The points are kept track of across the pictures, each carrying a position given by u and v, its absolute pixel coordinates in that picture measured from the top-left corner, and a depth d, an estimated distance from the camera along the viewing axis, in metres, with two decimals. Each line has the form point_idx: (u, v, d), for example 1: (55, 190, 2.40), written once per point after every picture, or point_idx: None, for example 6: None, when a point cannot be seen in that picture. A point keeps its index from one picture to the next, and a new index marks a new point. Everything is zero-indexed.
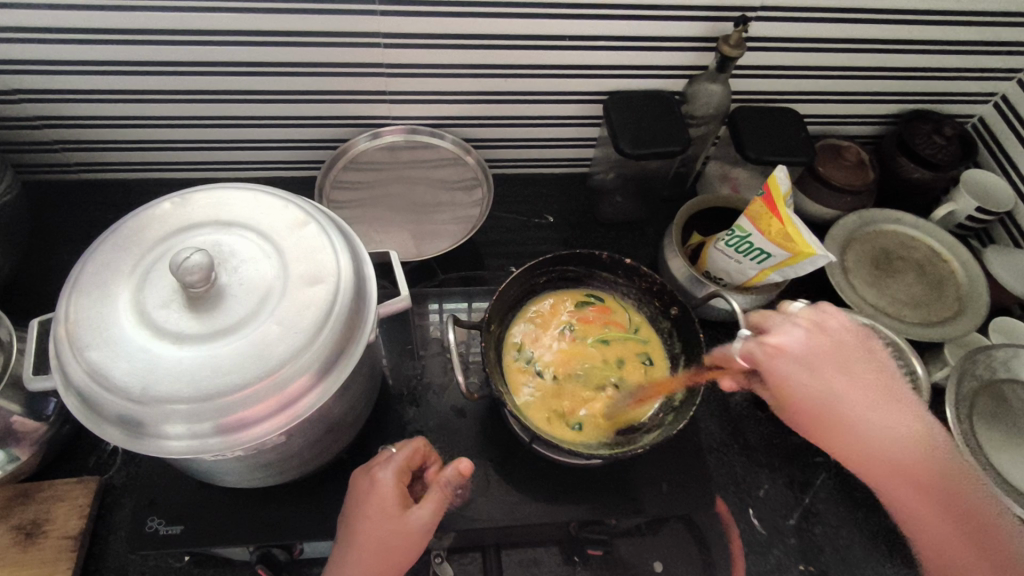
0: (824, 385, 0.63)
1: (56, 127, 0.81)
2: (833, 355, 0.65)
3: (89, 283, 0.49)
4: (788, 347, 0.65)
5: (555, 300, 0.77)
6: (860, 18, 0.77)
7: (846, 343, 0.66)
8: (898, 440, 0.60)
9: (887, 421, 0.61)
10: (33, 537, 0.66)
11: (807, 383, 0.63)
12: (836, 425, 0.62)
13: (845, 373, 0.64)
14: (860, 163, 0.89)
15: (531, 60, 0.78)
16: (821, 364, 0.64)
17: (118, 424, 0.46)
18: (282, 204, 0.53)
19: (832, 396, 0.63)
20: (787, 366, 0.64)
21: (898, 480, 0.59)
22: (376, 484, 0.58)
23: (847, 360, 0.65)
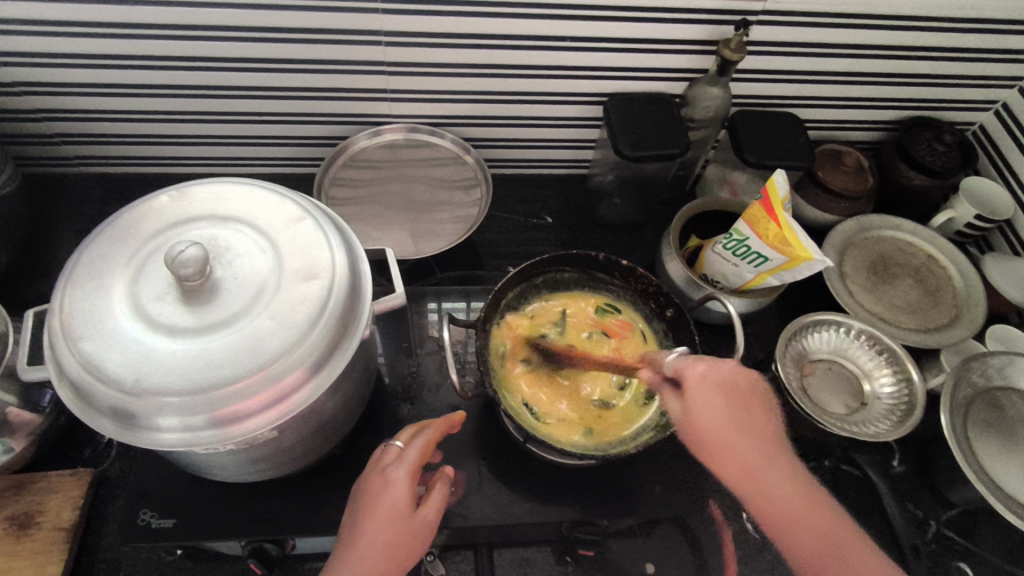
0: (734, 434, 0.61)
1: (56, 119, 0.81)
2: (736, 406, 0.62)
3: (84, 275, 0.49)
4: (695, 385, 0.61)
5: (562, 298, 0.76)
6: (862, 23, 0.77)
7: (747, 390, 0.63)
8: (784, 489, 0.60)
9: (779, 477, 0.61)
10: (25, 528, 0.66)
11: (716, 428, 0.60)
12: (739, 467, 0.60)
13: (748, 420, 0.62)
14: (860, 168, 0.89)
15: (532, 60, 0.79)
16: (733, 416, 0.61)
17: (110, 415, 0.47)
18: (279, 200, 0.54)
19: (742, 443, 0.61)
20: (699, 399, 0.61)
21: (795, 522, 0.59)
22: (390, 482, 0.57)
23: (741, 411, 0.62)
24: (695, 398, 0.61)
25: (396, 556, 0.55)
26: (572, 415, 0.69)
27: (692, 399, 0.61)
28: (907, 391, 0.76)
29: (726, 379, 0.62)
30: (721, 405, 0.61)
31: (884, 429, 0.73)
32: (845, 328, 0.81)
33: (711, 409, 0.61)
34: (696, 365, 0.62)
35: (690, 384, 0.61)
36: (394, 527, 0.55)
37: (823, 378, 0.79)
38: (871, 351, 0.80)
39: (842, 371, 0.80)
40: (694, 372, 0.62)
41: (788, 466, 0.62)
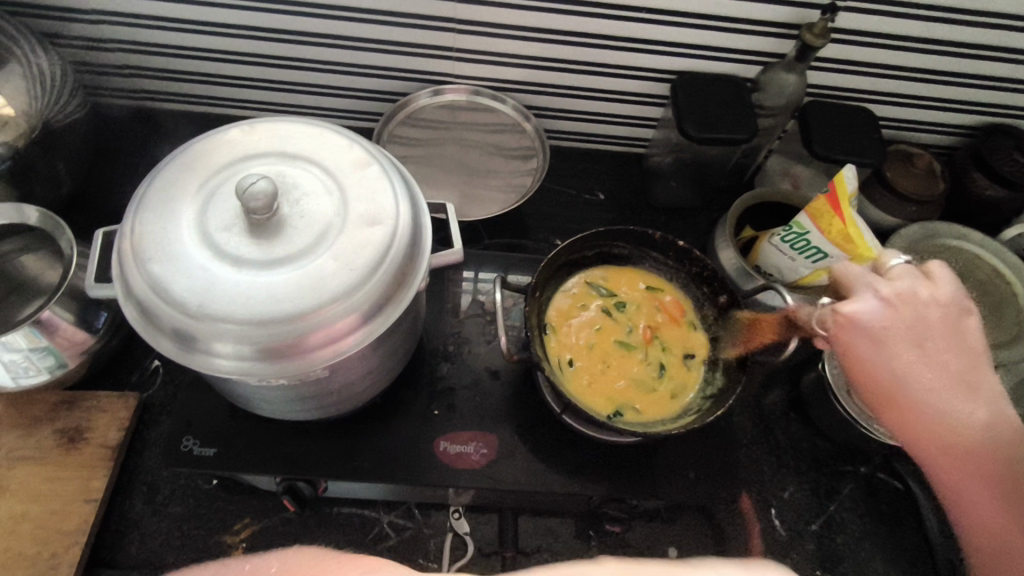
0: (907, 361, 0.51)
1: (128, 51, 0.83)
2: (914, 327, 0.52)
3: (156, 199, 0.50)
4: (863, 318, 0.52)
5: (622, 272, 0.76)
6: (956, 19, 0.73)
7: (919, 310, 0.52)
8: (969, 424, 0.49)
9: (964, 398, 0.50)
10: (74, 442, 0.68)
11: (887, 361, 0.52)
12: (911, 401, 0.51)
13: (933, 348, 0.51)
14: (931, 172, 0.86)
15: (603, 30, 0.77)
16: (903, 336, 0.52)
17: (171, 337, 0.48)
18: (347, 143, 0.54)
19: (915, 376, 0.51)
20: (858, 337, 0.53)
21: (969, 464, 0.49)
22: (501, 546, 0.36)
23: (930, 330, 0.52)
24: (846, 340, 0.53)
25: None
26: (608, 388, 0.69)
27: (848, 341, 0.53)
28: None
29: (891, 304, 0.52)
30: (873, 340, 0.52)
31: None
32: None
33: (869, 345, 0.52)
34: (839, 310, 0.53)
35: (839, 332, 0.54)
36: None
37: None
38: None
39: None
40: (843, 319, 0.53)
41: (985, 409, 0.50)
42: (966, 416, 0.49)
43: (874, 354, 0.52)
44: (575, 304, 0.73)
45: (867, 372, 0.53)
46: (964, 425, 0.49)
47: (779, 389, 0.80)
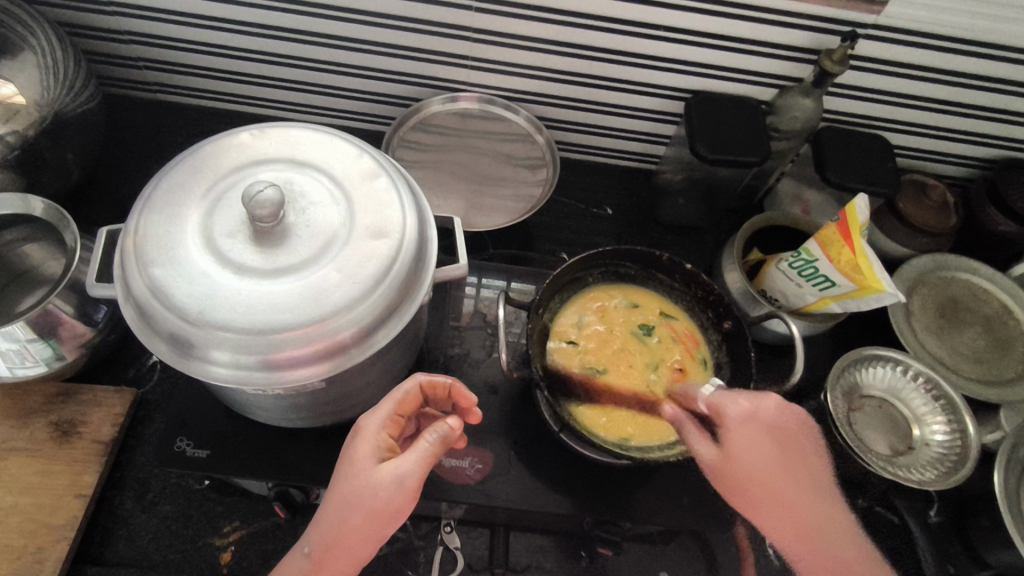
0: (787, 478, 0.55)
1: (142, 44, 0.82)
2: (790, 449, 0.57)
3: (161, 201, 0.49)
4: (742, 413, 0.57)
5: (642, 295, 0.76)
6: (979, 52, 0.72)
7: (800, 433, 0.58)
8: (840, 541, 0.54)
9: (837, 525, 0.55)
10: (68, 436, 0.68)
11: (767, 472, 0.54)
12: (797, 519, 0.54)
13: (800, 469, 0.57)
14: (944, 205, 0.84)
15: (620, 45, 0.76)
16: (790, 461, 0.56)
17: (169, 341, 0.47)
18: (356, 153, 0.53)
19: (784, 481, 0.55)
20: (744, 442, 0.56)
21: (813, 535, 0.54)
22: (359, 430, 0.56)
23: (797, 461, 0.57)
24: (734, 441, 0.56)
25: (346, 540, 0.50)
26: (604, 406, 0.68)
27: (732, 443, 0.56)
28: (960, 442, 0.73)
29: (773, 428, 0.57)
30: (770, 449, 0.56)
31: (929, 477, 0.71)
32: (902, 367, 0.78)
33: (763, 458, 0.55)
34: (739, 402, 0.58)
35: (733, 425, 0.57)
36: (345, 490, 0.52)
37: (870, 415, 0.77)
38: (927, 397, 0.76)
39: (892, 412, 0.77)
40: (738, 411, 0.57)
41: (844, 529, 0.55)
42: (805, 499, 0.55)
43: (763, 457, 0.55)
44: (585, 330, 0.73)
45: (750, 485, 0.54)
46: (846, 538, 0.54)
47: None
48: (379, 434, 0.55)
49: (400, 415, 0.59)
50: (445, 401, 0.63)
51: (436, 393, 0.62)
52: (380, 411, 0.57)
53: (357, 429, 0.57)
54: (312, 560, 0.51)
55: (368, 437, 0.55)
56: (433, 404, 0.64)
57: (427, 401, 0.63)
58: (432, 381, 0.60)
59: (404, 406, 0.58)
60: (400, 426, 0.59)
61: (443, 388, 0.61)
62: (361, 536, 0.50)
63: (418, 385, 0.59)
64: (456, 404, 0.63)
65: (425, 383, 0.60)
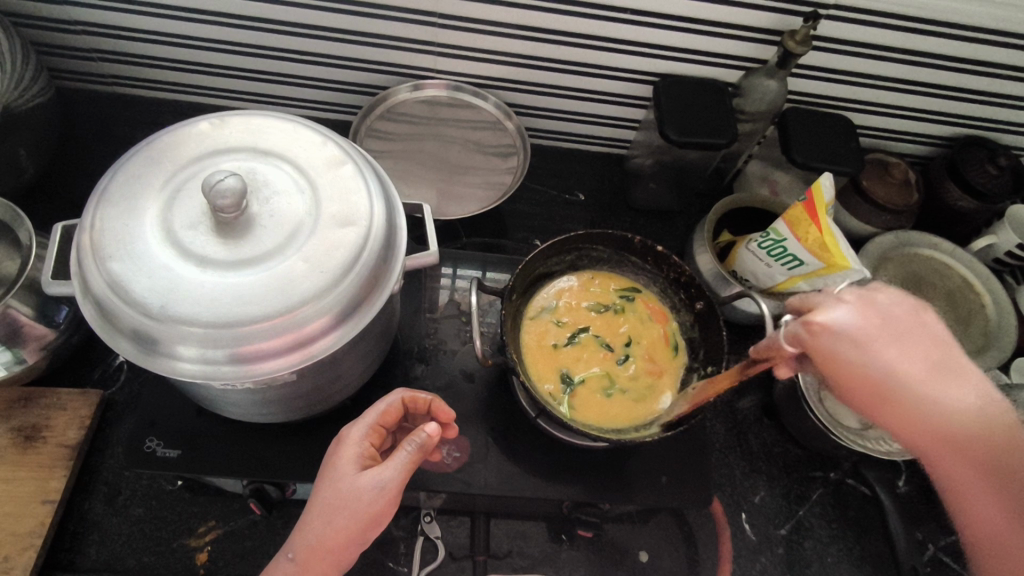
0: (892, 362, 0.44)
1: (95, 34, 0.79)
2: (880, 324, 0.46)
3: (118, 193, 0.47)
4: (834, 322, 0.46)
5: (608, 278, 0.76)
6: (936, 31, 0.74)
7: (891, 312, 0.46)
8: (970, 424, 0.42)
9: (958, 413, 0.43)
10: (31, 441, 0.66)
11: (881, 367, 0.44)
12: (914, 419, 0.43)
13: (899, 346, 0.45)
14: (907, 182, 0.86)
15: (587, 29, 0.76)
16: (884, 337, 0.45)
17: (131, 337, 0.46)
18: (321, 140, 0.52)
19: (904, 374, 0.44)
20: (835, 340, 0.46)
21: (965, 453, 0.41)
22: (343, 439, 0.56)
23: (914, 339, 0.46)
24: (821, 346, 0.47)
25: (333, 546, 0.50)
26: (585, 391, 0.69)
27: (828, 347, 0.46)
28: None
29: (865, 315, 0.46)
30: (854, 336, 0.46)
31: None
32: None
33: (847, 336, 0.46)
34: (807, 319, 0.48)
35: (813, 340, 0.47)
36: (329, 493, 0.52)
37: None
38: None
39: None
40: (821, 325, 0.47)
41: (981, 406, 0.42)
42: (969, 410, 0.43)
43: (858, 362, 0.45)
44: (551, 315, 0.73)
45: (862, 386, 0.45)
46: (968, 418, 0.42)
47: (753, 393, 0.81)
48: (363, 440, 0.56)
49: (382, 425, 0.59)
50: (425, 414, 0.63)
51: (417, 409, 0.62)
52: (362, 421, 0.57)
53: (339, 437, 0.57)
54: (299, 564, 0.51)
55: (351, 444, 0.55)
56: (410, 420, 0.64)
57: (406, 416, 0.63)
58: (415, 396, 0.60)
59: (386, 418, 0.59)
60: (382, 436, 0.59)
61: (424, 404, 0.61)
62: (345, 539, 0.51)
63: (401, 398, 0.60)
64: (437, 419, 0.62)
65: (408, 397, 0.60)
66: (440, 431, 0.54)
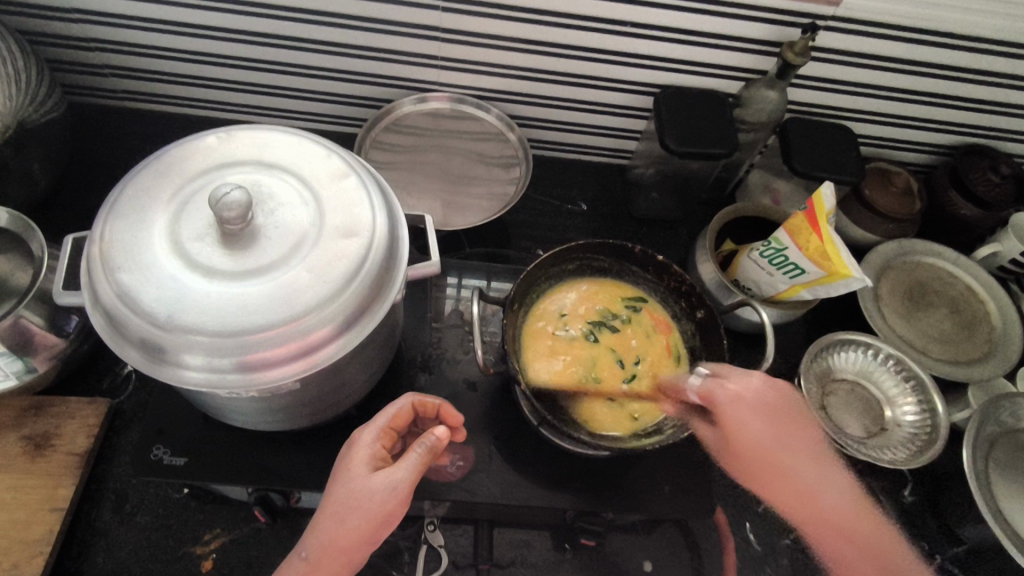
0: (783, 450, 0.62)
1: (106, 50, 0.81)
2: (778, 419, 0.63)
3: (126, 206, 0.49)
4: (744, 397, 0.63)
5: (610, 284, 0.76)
6: (934, 41, 0.74)
7: (785, 402, 0.65)
8: (835, 499, 0.63)
9: (829, 491, 0.63)
10: (41, 449, 0.67)
11: (767, 445, 0.62)
12: (795, 490, 0.63)
13: (794, 436, 0.64)
14: (909, 191, 0.85)
15: (588, 42, 0.77)
16: (777, 430, 0.63)
17: (139, 347, 0.47)
18: (325, 153, 0.53)
19: (789, 457, 0.63)
20: (739, 417, 0.62)
21: (830, 525, 0.62)
22: (355, 441, 0.57)
23: (789, 426, 0.64)
24: (730, 417, 0.62)
25: (344, 546, 0.51)
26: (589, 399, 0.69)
27: (733, 420, 0.62)
28: (929, 422, 0.74)
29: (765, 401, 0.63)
30: (757, 420, 0.62)
31: (901, 457, 0.72)
32: (873, 351, 0.79)
33: (753, 423, 0.62)
34: (727, 386, 0.63)
35: (724, 406, 0.62)
36: (342, 493, 0.53)
37: (842, 399, 0.78)
38: (897, 377, 0.78)
39: (864, 394, 0.78)
40: (726, 394, 0.63)
41: (834, 483, 0.64)
42: (831, 495, 0.63)
43: (757, 437, 0.62)
44: (556, 320, 0.73)
45: (755, 457, 0.62)
46: (840, 495, 0.63)
47: None
48: (374, 444, 0.57)
49: (394, 428, 0.60)
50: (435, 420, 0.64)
51: (426, 414, 0.63)
52: (374, 424, 0.58)
53: (351, 441, 0.58)
54: (311, 563, 0.51)
55: (364, 446, 0.56)
56: (420, 426, 0.64)
57: (416, 421, 0.64)
58: (425, 400, 0.62)
59: (397, 421, 0.60)
60: (393, 439, 0.60)
61: (434, 408, 0.62)
62: (356, 539, 0.51)
63: (411, 401, 0.61)
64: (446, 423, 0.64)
65: (418, 401, 0.61)
66: (449, 434, 0.57)
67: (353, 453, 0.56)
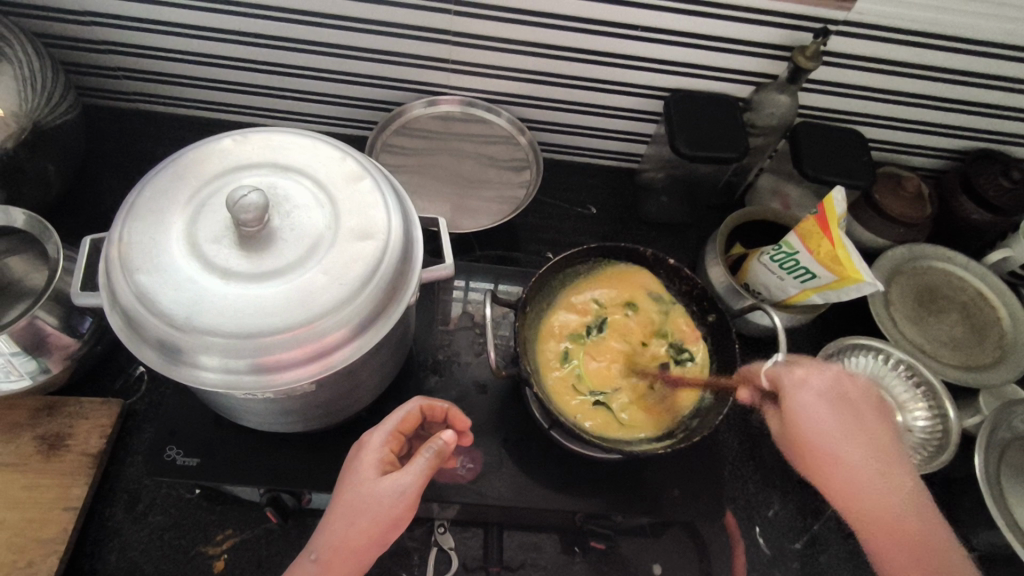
0: (843, 439, 0.57)
1: (121, 53, 0.82)
2: (848, 408, 0.59)
3: (144, 208, 0.49)
4: (811, 383, 0.60)
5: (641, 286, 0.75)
6: (946, 46, 0.74)
7: (856, 395, 0.61)
8: (874, 492, 0.56)
9: (891, 488, 0.56)
10: (54, 449, 0.67)
11: (831, 430, 0.58)
12: (852, 482, 0.56)
13: (855, 425, 0.58)
14: (920, 195, 0.84)
15: (599, 46, 0.77)
16: (849, 423, 0.58)
17: (156, 347, 0.47)
18: (340, 156, 0.54)
19: (841, 446, 0.57)
20: (806, 404, 0.59)
21: (869, 520, 0.55)
22: (364, 444, 0.57)
23: (859, 421, 0.59)
24: (795, 402, 0.59)
25: (355, 548, 0.51)
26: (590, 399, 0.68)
27: (793, 405, 0.59)
28: (941, 427, 0.75)
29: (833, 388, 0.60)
30: (829, 411, 0.58)
31: (913, 462, 0.72)
32: (884, 356, 0.79)
33: (824, 415, 0.58)
34: (794, 371, 0.61)
35: (789, 391, 0.60)
36: (350, 496, 0.53)
37: None
38: (908, 383, 0.78)
39: None
40: (793, 379, 0.60)
41: (894, 473, 0.58)
42: (884, 494, 0.56)
43: (818, 426, 0.58)
44: (581, 315, 0.73)
45: (815, 444, 0.58)
46: (896, 498, 0.56)
47: None
48: (382, 446, 0.57)
49: (402, 432, 0.60)
50: (444, 424, 0.64)
51: (434, 417, 0.63)
52: (381, 427, 0.58)
53: (360, 444, 0.58)
54: (322, 564, 0.51)
55: (372, 450, 0.56)
56: (428, 429, 0.65)
57: (423, 425, 0.64)
58: (432, 404, 0.62)
59: (405, 425, 0.60)
60: (402, 442, 0.60)
61: (441, 412, 0.63)
62: (366, 540, 0.51)
63: (419, 406, 0.61)
64: (453, 427, 0.64)
65: (426, 405, 0.62)
66: (455, 438, 0.56)
67: (362, 455, 0.56)
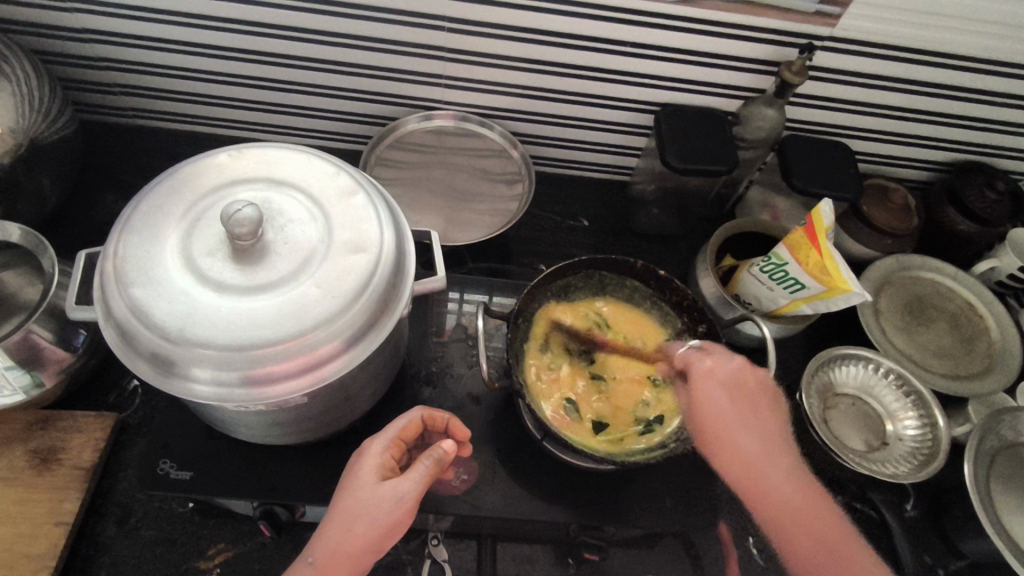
0: (739, 424, 0.59)
1: (118, 69, 0.83)
2: (746, 400, 0.61)
3: (140, 223, 0.50)
4: (719, 370, 0.61)
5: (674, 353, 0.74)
6: (929, 61, 0.76)
7: (760, 387, 0.62)
8: (784, 483, 0.57)
9: (783, 470, 0.58)
10: (47, 463, 0.67)
11: (725, 413, 0.59)
12: (744, 465, 0.58)
13: (762, 413, 0.61)
14: (907, 207, 0.86)
15: (590, 61, 0.79)
16: (745, 412, 0.60)
17: (149, 360, 0.48)
18: (334, 170, 0.54)
19: (738, 432, 0.59)
20: (710, 388, 0.61)
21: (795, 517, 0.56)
22: (363, 450, 0.58)
23: (757, 411, 0.61)
24: (699, 389, 0.61)
25: (354, 552, 0.51)
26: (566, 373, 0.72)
27: (701, 390, 0.61)
28: (931, 435, 0.75)
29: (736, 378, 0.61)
30: (724, 399, 0.60)
31: (903, 471, 0.73)
32: (874, 365, 0.80)
33: (722, 403, 0.60)
34: (704, 358, 0.62)
35: (697, 380, 0.61)
36: (350, 500, 0.53)
37: (844, 413, 0.78)
38: (898, 393, 0.78)
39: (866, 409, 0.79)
40: (702, 366, 0.62)
41: (789, 465, 0.59)
42: (788, 487, 0.57)
43: (716, 411, 0.60)
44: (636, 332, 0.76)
45: (717, 428, 0.59)
46: (785, 485, 0.57)
47: None
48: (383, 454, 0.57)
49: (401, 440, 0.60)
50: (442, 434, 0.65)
51: (434, 427, 0.63)
52: (383, 434, 0.59)
53: (360, 450, 0.58)
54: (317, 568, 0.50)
55: (373, 455, 0.57)
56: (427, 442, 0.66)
57: (423, 435, 0.65)
58: (433, 414, 0.62)
59: (407, 432, 0.60)
60: (401, 450, 0.60)
61: (441, 422, 0.63)
62: (363, 543, 0.51)
63: (420, 414, 0.62)
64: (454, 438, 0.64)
65: (427, 414, 0.62)
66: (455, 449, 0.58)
67: (366, 466, 0.56)
